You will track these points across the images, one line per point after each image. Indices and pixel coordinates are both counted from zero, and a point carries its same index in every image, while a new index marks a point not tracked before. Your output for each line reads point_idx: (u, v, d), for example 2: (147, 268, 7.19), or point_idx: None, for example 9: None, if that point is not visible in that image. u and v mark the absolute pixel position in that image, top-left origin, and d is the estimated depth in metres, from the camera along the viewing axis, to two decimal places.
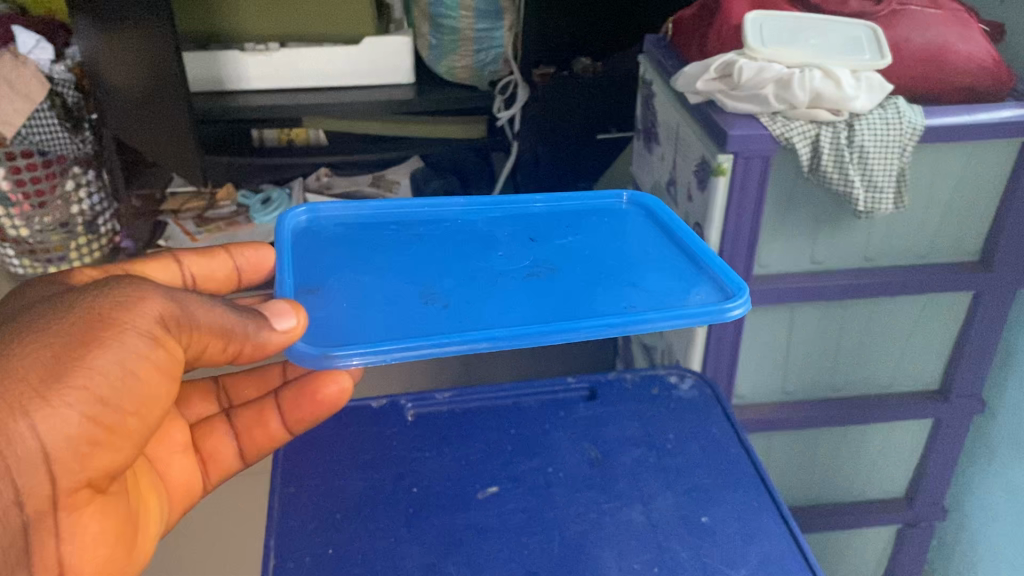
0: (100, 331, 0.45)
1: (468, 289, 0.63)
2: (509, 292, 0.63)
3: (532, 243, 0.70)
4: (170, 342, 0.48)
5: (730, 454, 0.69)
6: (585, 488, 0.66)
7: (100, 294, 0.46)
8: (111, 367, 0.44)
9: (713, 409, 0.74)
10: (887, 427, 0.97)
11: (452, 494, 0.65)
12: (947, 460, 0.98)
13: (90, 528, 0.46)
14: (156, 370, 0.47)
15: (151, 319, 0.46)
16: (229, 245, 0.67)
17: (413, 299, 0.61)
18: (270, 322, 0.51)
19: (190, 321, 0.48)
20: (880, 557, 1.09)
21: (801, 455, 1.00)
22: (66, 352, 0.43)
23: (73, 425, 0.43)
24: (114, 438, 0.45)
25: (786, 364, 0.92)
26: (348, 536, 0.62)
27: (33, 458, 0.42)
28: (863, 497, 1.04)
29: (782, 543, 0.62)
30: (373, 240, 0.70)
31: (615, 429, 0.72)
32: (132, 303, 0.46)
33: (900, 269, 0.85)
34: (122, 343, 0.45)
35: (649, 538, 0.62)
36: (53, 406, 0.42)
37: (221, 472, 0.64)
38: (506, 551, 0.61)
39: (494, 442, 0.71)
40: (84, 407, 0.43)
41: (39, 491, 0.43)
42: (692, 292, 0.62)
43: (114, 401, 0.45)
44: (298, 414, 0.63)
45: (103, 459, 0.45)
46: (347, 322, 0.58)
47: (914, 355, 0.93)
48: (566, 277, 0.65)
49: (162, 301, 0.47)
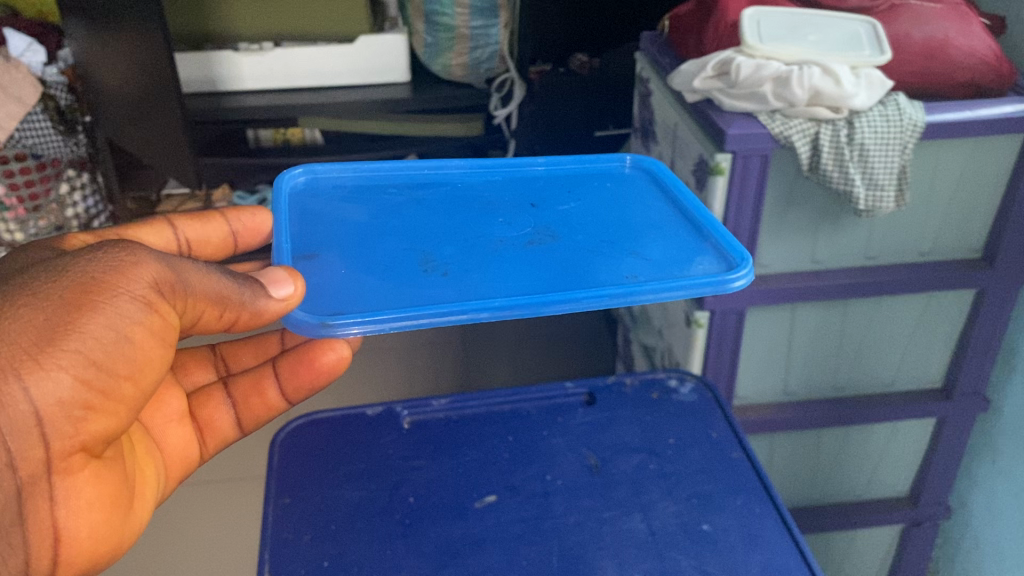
0: (92, 293, 0.43)
1: (468, 256, 0.61)
2: (510, 259, 0.61)
3: (534, 209, 0.68)
4: (163, 306, 0.46)
5: (730, 459, 0.68)
6: (583, 495, 0.65)
7: (90, 258, 0.45)
8: (104, 330, 0.43)
9: (714, 414, 0.72)
10: (889, 428, 0.96)
11: (449, 505, 0.64)
12: (950, 459, 0.97)
13: (86, 492, 0.44)
14: (152, 335, 0.46)
15: (145, 284, 0.45)
16: (224, 209, 0.66)
17: (413, 266, 0.59)
18: (266, 288, 0.50)
19: (183, 288, 0.47)
20: (883, 557, 1.08)
21: (803, 456, 0.99)
22: (56, 314, 0.42)
23: (66, 388, 0.41)
24: (109, 403, 0.44)
25: (788, 364, 0.91)
26: (344, 549, 0.61)
27: (24, 418, 0.40)
28: (867, 497, 1.03)
29: (783, 548, 0.61)
30: (372, 205, 0.68)
31: (614, 435, 0.71)
32: (126, 268, 0.45)
33: (903, 267, 0.84)
34: (116, 307, 0.43)
35: (650, 546, 0.61)
36: (46, 369, 0.41)
37: (218, 441, 0.63)
38: (504, 561, 0.60)
39: (492, 449, 0.69)
40: (77, 369, 0.42)
41: (32, 453, 0.41)
42: (695, 261, 0.60)
43: (108, 364, 0.43)
44: (297, 381, 0.65)
45: (98, 420, 0.44)
46: (345, 291, 0.56)
47: (915, 354, 0.92)
48: (568, 242, 0.63)
49: (154, 267, 0.46)
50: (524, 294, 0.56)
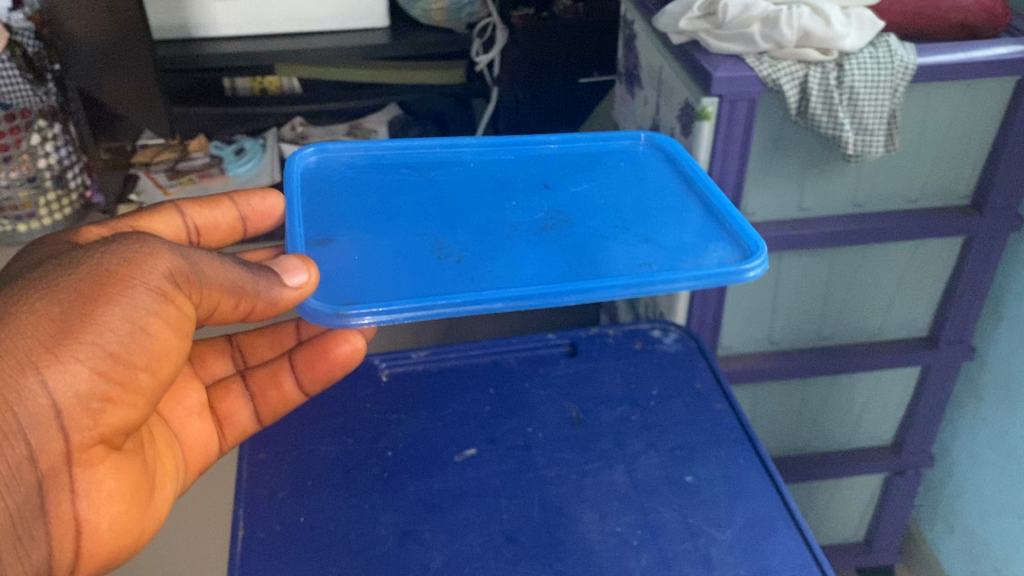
0: (107, 284, 0.41)
1: (481, 243, 0.59)
2: (523, 246, 0.59)
3: (546, 190, 0.66)
4: (179, 297, 0.44)
5: (713, 411, 0.67)
6: (565, 447, 0.64)
7: (101, 250, 0.43)
8: (121, 322, 0.41)
9: (698, 364, 0.71)
10: (874, 378, 0.96)
11: (428, 458, 0.63)
12: (935, 409, 0.97)
13: (107, 483, 0.43)
14: (167, 326, 0.44)
15: (160, 276, 0.43)
16: (233, 193, 0.63)
17: (426, 253, 0.58)
18: (278, 279, 0.48)
19: (198, 278, 0.45)
20: (866, 505, 1.08)
21: (787, 405, 0.98)
22: (70, 307, 0.40)
23: (85, 381, 0.39)
24: (128, 394, 0.42)
25: (774, 312, 0.90)
26: (321, 505, 0.59)
27: (41, 412, 0.38)
28: (850, 447, 1.03)
29: (767, 499, 0.60)
30: (383, 185, 0.66)
31: (596, 386, 0.69)
32: (139, 257, 0.43)
33: (890, 215, 0.82)
34: (131, 297, 0.41)
35: (632, 499, 0.60)
36: (65, 363, 0.39)
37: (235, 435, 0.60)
38: (484, 515, 0.59)
39: (472, 402, 0.68)
40: (96, 363, 0.40)
41: (52, 446, 0.39)
42: (709, 248, 0.59)
43: (127, 357, 0.41)
44: (312, 374, 0.60)
45: (118, 412, 0.42)
46: (357, 277, 0.55)
47: (902, 303, 0.91)
48: (579, 227, 0.61)
49: (168, 257, 0.44)
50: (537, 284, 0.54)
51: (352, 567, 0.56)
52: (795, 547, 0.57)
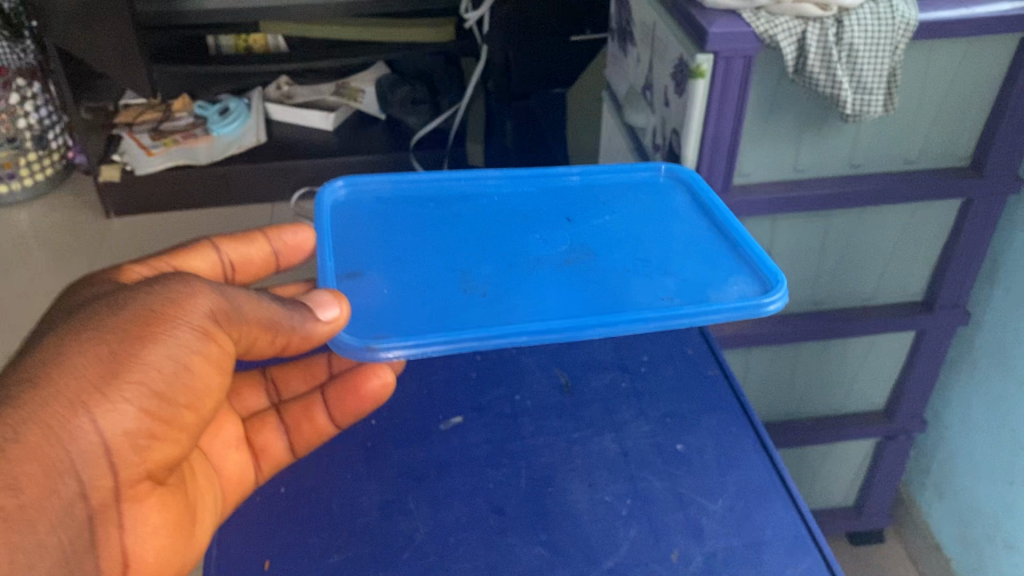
0: (151, 323, 0.42)
1: (507, 274, 0.58)
2: (549, 277, 0.57)
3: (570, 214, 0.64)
4: (220, 335, 0.45)
5: (705, 378, 0.65)
6: (554, 416, 0.63)
7: (146, 294, 0.44)
8: (165, 360, 0.42)
9: (690, 330, 0.69)
10: (867, 342, 0.94)
11: (413, 427, 0.62)
12: (929, 374, 0.96)
13: (153, 516, 0.45)
14: (209, 363, 0.45)
15: (201, 314, 0.44)
16: (265, 227, 0.60)
17: (455, 287, 0.57)
18: (311, 311, 0.48)
19: (236, 316, 0.46)
20: (857, 471, 1.07)
21: (779, 371, 0.97)
22: (117, 347, 0.41)
23: (132, 419, 0.41)
24: (175, 432, 0.44)
25: (767, 276, 0.88)
26: (302, 475, 0.58)
27: (91, 450, 0.40)
28: (843, 412, 1.02)
29: (760, 468, 0.58)
30: (404, 215, 0.64)
31: (586, 352, 0.68)
32: (181, 297, 0.44)
33: (888, 177, 0.80)
34: (174, 336, 0.43)
35: (621, 467, 0.59)
36: (114, 402, 0.40)
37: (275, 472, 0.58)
38: (470, 485, 0.58)
39: (459, 369, 0.67)
40: (143, 401, 0.41)
41: (102, 482, 0.41)
42: (729, 279, 0.57)
43: (172, 395, 0.43)
44: (345, 408, 0.57)
45: (162, 448, 0.43)
46: (387, 312, 0.54)
47: (897, 267, 0.89)
48: (602, 257, 0.59)
49: (207, 296, 0.45)
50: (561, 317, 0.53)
51: (334, 538, 0.54)
52: (788, 517, 0.55)
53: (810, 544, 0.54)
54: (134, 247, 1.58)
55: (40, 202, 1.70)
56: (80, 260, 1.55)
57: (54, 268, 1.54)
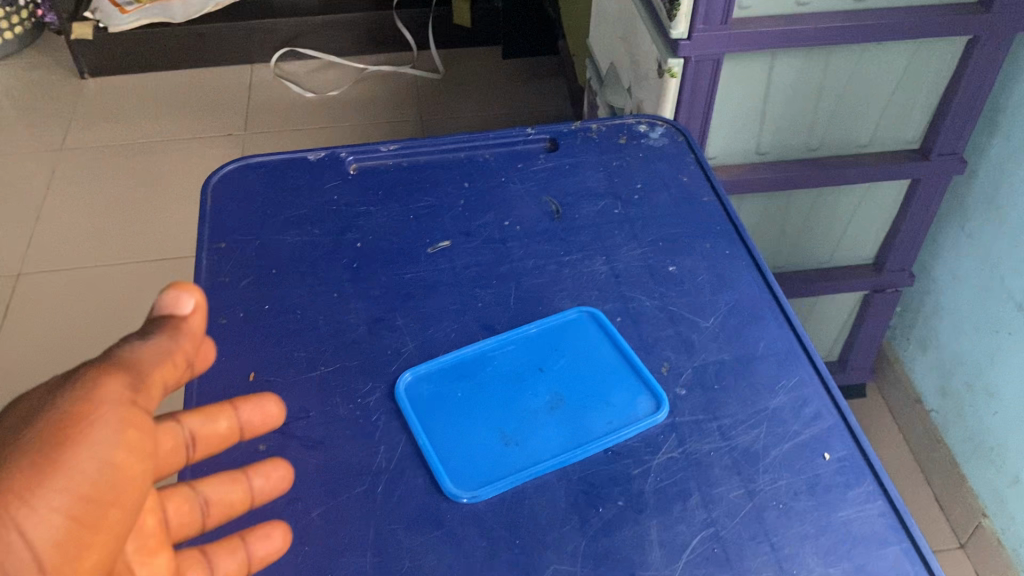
0: (62, 426, 0.31)
1: (509, 385, 0.52)
2: (541, 424, 0.50)
3: (607, 321, 0.55)
4: (141, 412, 0.33)
5: (700, 204, 0.63)
6: (543, 240, 0.61)
7: (54, 382, 0.33)
8: (92, 465, 0.31)
9: (685, 158, 0.67)
10: (860, 191, 0.93)
11: (399, 248, 0.60)
12: (920, 226, 0.95)
13: (147, 524, 0.37)
14: (134, 453, 0.33)
15: (120, 395, 0.32)
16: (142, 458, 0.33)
17: (476, 397, 0.51)
18: (174, 324, 0.35)
19: (146, 377, 0.34)
20: (843, 325, 1.08)
21: (768, 220, 0.96)
22: (27, 459, 0.30)
23: (58, 533, 0.30)
24: (101, 541, 0.32)
25: (763, 119, 0.85)
26: (286, 294, 0.57)
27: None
28: (830, 265, 1.01)
29: (754, 289, 0.57)
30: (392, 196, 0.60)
31: (578, 180, 0.66)
32: (84, 383, 0.32)
33: (895, 10, 0.76)
34: (94, 433, 0.31)
35: (612, 288, 0.58)
36: (36, 511, 0.29)
37: (268, 557, 0.41)
38: (458, 304, 0.57)
39: (446, 196, 0.64)
40: (68, 508, 0.30)
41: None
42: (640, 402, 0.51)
43: (100, 496, 0.31)
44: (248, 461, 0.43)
45: (93, 563, 0.31)
46: (429, 394, 0.51)
47: (895, 112, 0.86)
48: (585, 396, 0.51)
49: (116, 366, 0.33)
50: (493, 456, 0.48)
51: (321, 353, 0.53)
52: (780, 332, 0.55)
53: (802, 358, 0.53)
54: (111, 107, 1.53)
55: (12, 61, 1.64)
56: (54, 121, 1.50)
57: (29, 128, 1.49)
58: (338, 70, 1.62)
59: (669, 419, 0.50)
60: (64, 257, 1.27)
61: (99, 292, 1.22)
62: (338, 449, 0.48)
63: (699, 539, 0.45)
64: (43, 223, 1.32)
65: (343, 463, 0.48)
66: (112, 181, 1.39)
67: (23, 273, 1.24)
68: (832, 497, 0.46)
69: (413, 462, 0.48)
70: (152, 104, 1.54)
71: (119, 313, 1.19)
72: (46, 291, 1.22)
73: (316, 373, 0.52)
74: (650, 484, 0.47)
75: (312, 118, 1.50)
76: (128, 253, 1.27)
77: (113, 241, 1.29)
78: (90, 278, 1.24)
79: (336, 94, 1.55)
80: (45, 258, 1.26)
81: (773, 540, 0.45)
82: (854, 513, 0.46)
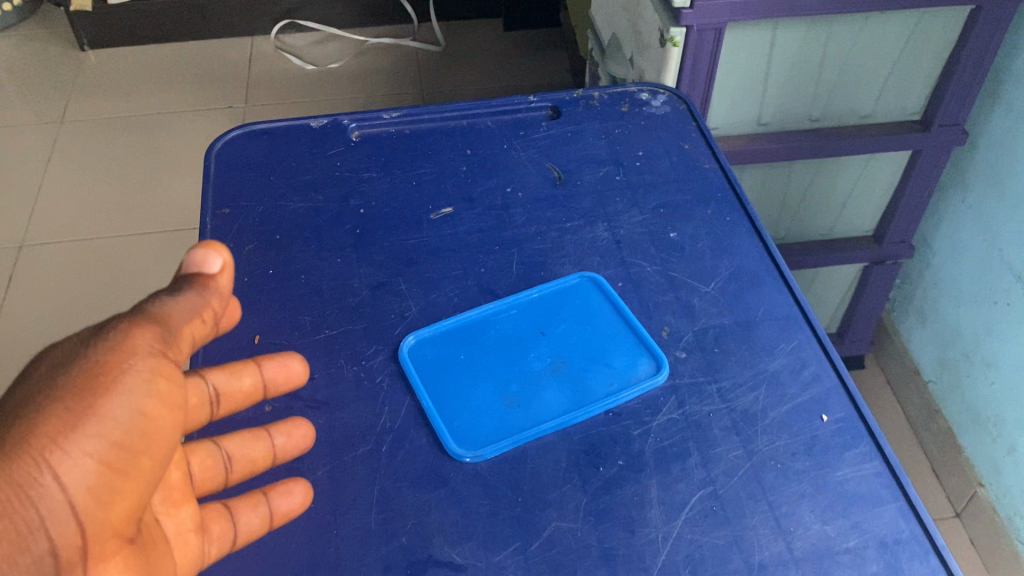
0: (98, 374, 0.34)
1: (511, 349, 0.52)
2: (544, 386, 0.50)
3: (609, 286, 0.56)
4: (170, 363, 0.37)
5: (702, 172, 0.64)
6: (545, 206, 0.61)
7: (88, 333, 0.36)
8: (125, 412, 0.35)
9: (687, 126, 0.67)
10: (860, 163, 0.93)
11: (402, 214, 0.60)
12: (920, 198, 0.95)
13: (172, 477, 0.42)
14: (164, 402, 0.37)
15: (148, 344, 0.36)
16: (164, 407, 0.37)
17: (480, 360, 0.52)
18: (203, 281, 0.38)
19: (176, 332, 0.37)
20: (843, 296, 1.09)
21: (769, 192, 0.96)
22: (64, 403, 0.33)
23: (91, 475, 0.34)
24: (132, 482, 0.36)
25: (765, 89, 0.85)
26: (290, 259, 0.57)
27: (59, 513, 0.33)
28: (831, 237, 1.02)
29: (754, 255, 0.58)
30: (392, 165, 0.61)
31: (579, 147, 0.66)
32: (119, 335, 0.35)
33: None
34: (128, 383, 0.35)
35: (614, 254, 0.58)
36: (72, 455, 0.33)
37: (291, 512, 0.44)
38: (461, 269, 0.57)
39: (448, 163, 0.65)
40: (101, 452, 0.34)
41: (71, 537, 0.34)
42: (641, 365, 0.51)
43: (132, 444, 0.35)
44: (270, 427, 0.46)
45: (126, 498, 0.36)
46: (433, 357, 0.52)
47: (897, 83, 0.86)
48: (586, 360, 0.52)
49: (149, 319, 0.36)
50: (496, 418, 0.49)
51: (325, 316, 0.54)
52: (780, 297, 0.55)
53: (801, 322, 0.54)
54: (111, 79, 1.53)
55: (10, 32, 1.63)
56: (55, 93, 1.50)
57: (29, 99, 1.49)
58: (339, 42, 1.61)
59: (669, 381, 0.51)
60: (66, 228, 1.27)
61: (103, 263, 1.22)
62: (343, 410, 0.49)
63: (698, 497, 0.45)
64: (45, 195, 1.32)
65: (348, 424, 0.48)
66: (113, 152, 1.39)
67: (26, 244, 1.25)
68: (830, 457, 0.47)
69: (417, 423, 0.48)
70: (152, 75, 1.54)
71: (123, 284, 1.19)
72: (49, 262, 1.22)
73: (320, 336, 0.53)
74: (650, 445, 0.48)
75: (313, 91, 1.50)
76: (130, 225, 1.28)
77: (115, 212, 1.29)
78: (92, 249, 1.24)
79: (337, 66, 1.55)
80: (47, 229, 1.27)
81: (771, 498, 0.45)
82: (851, 474, 0.46)
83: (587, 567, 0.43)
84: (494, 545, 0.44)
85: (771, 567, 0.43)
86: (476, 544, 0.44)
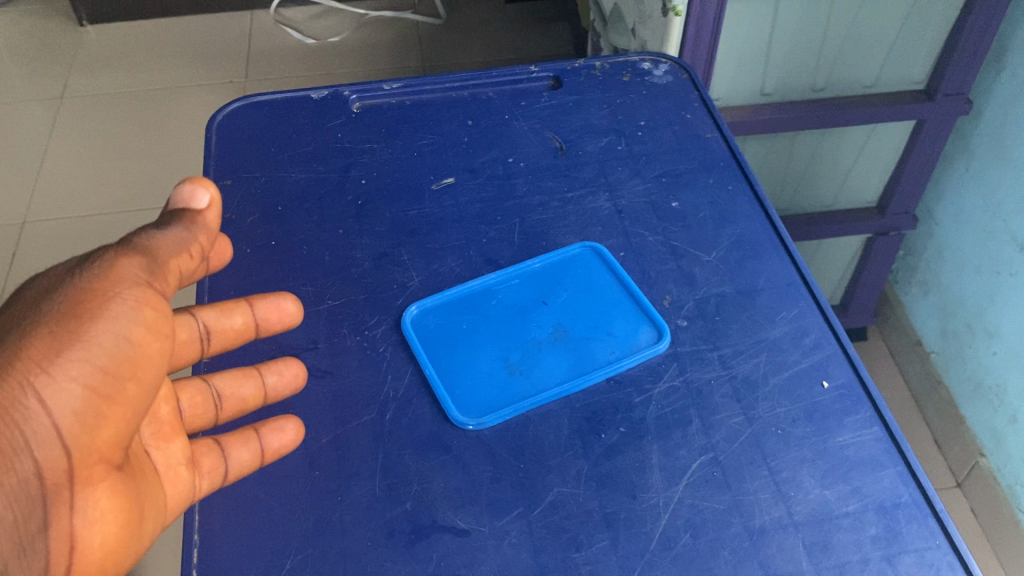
0: (85, 300, 0.37)
1: (512, 317, 0.53)
2: (547, 356, 0.51)
3: (609, 255, 0.56)
4: (156, 294, 0.39)
5: (703, 141, 0.63)
6: (547, 175, 0.61)
7: (75, 263, 0.39)
8: (111, 339, 0.37)
9: (690, 96, 0.67)
10: (863, 132, 0.93)
11: (404, 185, 0.60)
12: (923, 168, 0.94)
13: (162, 412, 0.44)
14: (150, 331, 0.39)
15: (134, 274, 0.38)
16: (152, 341, 0.39)
17: (483, 330, 0.52)
18: (190, 216, 0.41)
19: (163, 263, 0.39)
20: (848, 263, 1.10)
21: (772, 161, 0.96)
22: (49, 328, 0.36)
23: (78, 399, 0.36)
24: (119, 408, 0.38)
25: (767, 59, 0.85)
26: (292, 229, 0.57)
27: (44, 435, 0.35)
28: (835, 208, 1.02)
29: (756, 224, 0.58)
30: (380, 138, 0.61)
31: (581, 117, 0.66)
32: (106, 263, 0.38)
33: None
34: (114, 310, 0.37)
35: (616, 222, 0.58)
36: (57, 378, 0.35)
37: (283, 449, 0.45)
38: (463, 239, 0.57)
39: (449, 133, 0.64)
40: (87, 377, 0.36)
41: (57, 460, 0.36)
42: (642, 337, 0.51)
43: (119, 369, 0.38)
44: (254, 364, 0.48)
45: (113, 425, 0.38)
46: (435, 327, 0.52)
47: (901, 52, 0.85)
48: (588, 329, 0.52)
49: (135, 250, 0.39)
50: (502, 387, 0.49)
51: (328, 287, 0.54)
52: (782, 266, 0.55)
53: (802, 290, 0.54)
54: (111, 53, 1.53)
55: (9, 9, 1.63)
56: (55, 67, 1.50)
57: (28, 76, 1.48)
58: (339, 15, 1.60)
59: (671, 349, 0.51)
60: (68, 206, 1.27)
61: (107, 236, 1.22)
62: (347, 380, 0.49)
63: (700, 463, 0.46)
64: (50, 168, 1.32)
65: (351, 392, 0.49)
66: (114, 127, 1.39)
67: (29, 221, 1.25)
68: (830, 423, 0.47)
69: (419, 391, 0.49)
70: (153, 51, 1.53)
71: None
72: (51, 239, 1.22)
73: (323, 306, 0.53)
74: (652, 412, 0.48)
75: (314, 63, 1.49)
76: (132, 200, 1.27)
77: (117, 189, 1.29)
78: (97, 225, 1.24)
79: (336, 40, 1.54)
80: (50, 205, 1.27)
81: (771, 464, 0.46)
82: (850, 439, 0.47)
83: (589, 532, 0.43)
84: (497, 510, 0.44)
85: (771, 531, 0.43)
86: (480, 509, 0.44)
